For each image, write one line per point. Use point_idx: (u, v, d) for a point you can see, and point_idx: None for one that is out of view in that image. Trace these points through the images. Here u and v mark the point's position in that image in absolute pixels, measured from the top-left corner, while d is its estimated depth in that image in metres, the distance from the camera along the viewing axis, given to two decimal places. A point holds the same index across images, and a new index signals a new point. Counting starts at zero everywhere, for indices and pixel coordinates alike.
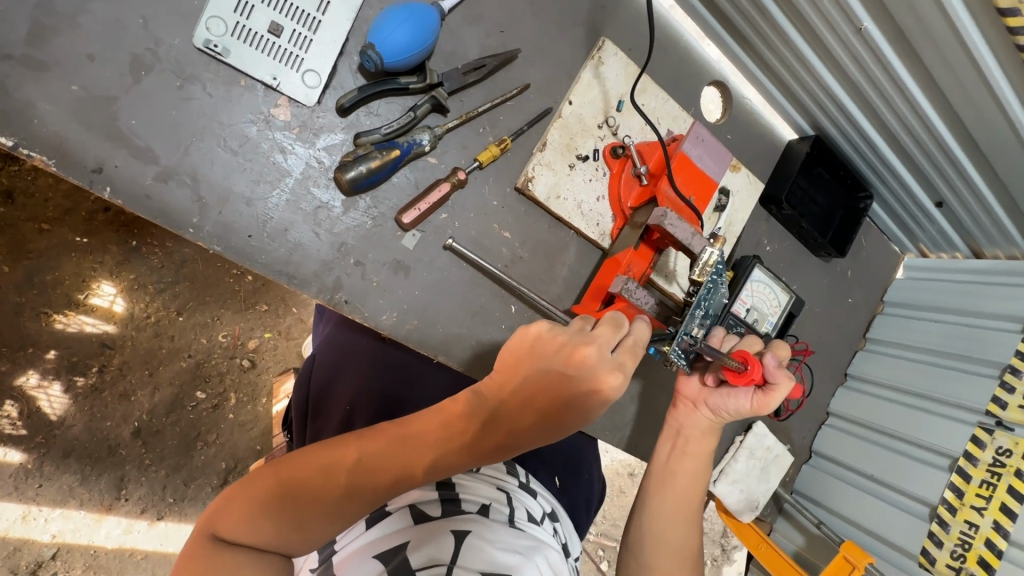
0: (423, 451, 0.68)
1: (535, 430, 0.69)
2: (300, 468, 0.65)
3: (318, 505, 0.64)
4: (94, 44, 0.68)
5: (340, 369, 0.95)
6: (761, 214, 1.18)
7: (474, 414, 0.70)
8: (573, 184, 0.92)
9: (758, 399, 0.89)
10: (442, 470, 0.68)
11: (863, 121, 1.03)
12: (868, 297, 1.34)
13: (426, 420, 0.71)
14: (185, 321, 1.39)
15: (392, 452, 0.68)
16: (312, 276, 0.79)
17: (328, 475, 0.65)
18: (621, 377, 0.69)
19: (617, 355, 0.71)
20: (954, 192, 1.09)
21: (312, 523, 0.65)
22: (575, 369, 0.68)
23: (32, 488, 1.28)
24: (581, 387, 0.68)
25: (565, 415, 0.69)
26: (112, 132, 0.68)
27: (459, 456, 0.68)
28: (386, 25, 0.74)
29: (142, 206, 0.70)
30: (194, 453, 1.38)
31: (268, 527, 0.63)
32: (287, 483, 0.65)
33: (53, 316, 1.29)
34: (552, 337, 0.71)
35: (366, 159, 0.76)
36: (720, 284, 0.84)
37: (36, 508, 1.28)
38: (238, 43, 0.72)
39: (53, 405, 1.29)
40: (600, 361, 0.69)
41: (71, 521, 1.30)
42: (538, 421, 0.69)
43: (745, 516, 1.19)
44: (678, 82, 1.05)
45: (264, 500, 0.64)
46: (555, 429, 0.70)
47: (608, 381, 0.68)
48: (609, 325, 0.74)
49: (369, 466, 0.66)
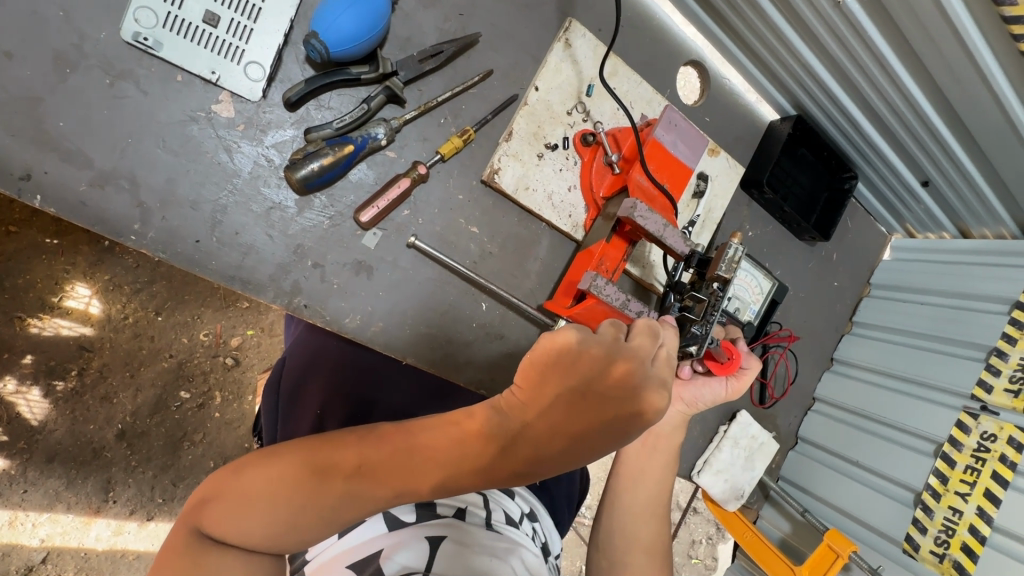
0: (433, 468, 0.57)
1: (562, 458, 0.57)
2: (294, 468, 0.56)
3: (308, 513, 0.55)
4: (13, 41, 0.63)
5: (308, 373, 0.91)
6: (743, 197, 1.14)
7: (495, 430, 0.57)
8: (542, 174, 0.88)
9: (732, 386, 0.93)
10: (452, 489, 0.58)
11: (846, 100, 0.99)
12: (855, 279, 1.32)
13: (438, 431, 0.59)
14: (165, 321, 1.35)
15: (397, 465, 0.57)
16: (268, 281, 0.76)
17: (323, 482, 0.56)
18: (668, 397, 0.59)
19: (656, 369, 0.61)
20: (941, 172, 1.06)
21: (303, 529, 0.56)
22: (615, 392, 0.57)
23: (17, 494, 1.26)
24: (622, 412, 0.56)
25: (597, 443, 0.56)
26: (38, 135, 0.64)
27: (472, 478, 0.57)
28: (331, 11, 0.69)
29: (78, 213, 0.66)
30: (181, 453, 1.36)
31: (258, 528, 0.55)
32: (277, 484, 0.55)
33: (27, 320, 1.25)
34: (590, 349, 0.58)
35: (318, 156, 0.72)
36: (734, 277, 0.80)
37: (23, 513, 1.26)
38: (172, 35, 0.67)
39: (33, 410, 1.26)
40: (642, 380, 0.58)
41: (59, 524, 1.28)
42: (569, 449, 0.56)
43: (731, 505, 1.18)
44: (652, 63, 1.00)
45: (253, 499, 0.55)
46: (585, 457, 0.57)
47: (653, 407, 0.57)
48: (647, 335, 0.63)
49: (370, 478, 0.56)
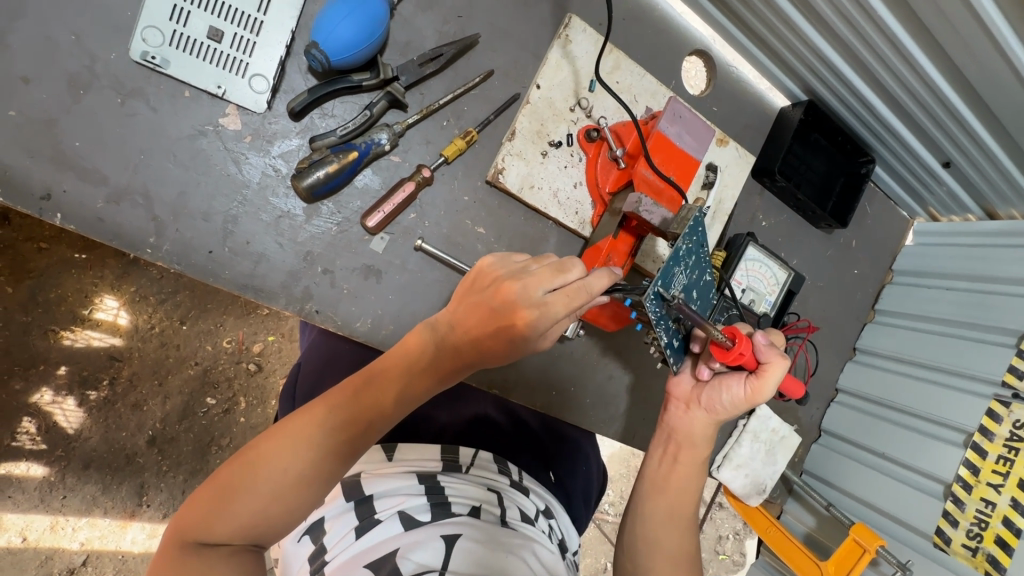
0: (393, 385, 0.66)
1: (493, 351, 0.68)
2: (267, 446, 0.60)
3: (292, 475, 0.60)
4: (27, 66, 0.65)
5: (323, 376, 0.93)
6: (754, 187, 1.12)
7: (433, 343, 0.68)
8: (547, 172, 0.88)
9: (751, 386, 0.79)
10: (411, 401, 0.68)
11: (860, 83, 0.96)
12: (874, 266, 1.29)
13: (389, 363, 0.68)
14: (189, 330, 1.39)
15: (362, 396, 0.65)
16: (280, 288, 0.77)
17: (300, 440, 0.61)
18: (552, 309, 0.64)
19: (551, 294, 0.64)
20: (962, 151, 1.02)
21: (289, 495, 0.60)
22: (500, 303, 0.65)
23: (57, 499, 1.31)
24: (517, 312, 0.64)
25: (515, 336, 0.66)
26: (56, 156, 0.66)
27: (425, 381, 0.68)
28: (330, 20, 0.70)
29: (96, 229, 0.68)
30: (210, 457, 1.41)
31: (247, 510, 0.58)
32: (254, 463, 0.59)
33: (60, 332, 1.30)
34: (493, 272, 0.69)
35: (323, 164, 0.73)
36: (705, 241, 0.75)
37: (63, 518, 1.32)
38: (178, 52, 0.69)
39: (69, 419, 1.31)
40: (524, 293, 0.64)
41: (98, 528, 1.34)
42: (490, 348, 0.68)
43: (752, 500, 1.16)
44: (656, 55, 0.98)
45: (236, 486, 0.58)
46: (504, 349, 0.68)
47: (526, 317, 0.64)
48: (550, 268, 0.65)
49: (341, 415, 0.63)
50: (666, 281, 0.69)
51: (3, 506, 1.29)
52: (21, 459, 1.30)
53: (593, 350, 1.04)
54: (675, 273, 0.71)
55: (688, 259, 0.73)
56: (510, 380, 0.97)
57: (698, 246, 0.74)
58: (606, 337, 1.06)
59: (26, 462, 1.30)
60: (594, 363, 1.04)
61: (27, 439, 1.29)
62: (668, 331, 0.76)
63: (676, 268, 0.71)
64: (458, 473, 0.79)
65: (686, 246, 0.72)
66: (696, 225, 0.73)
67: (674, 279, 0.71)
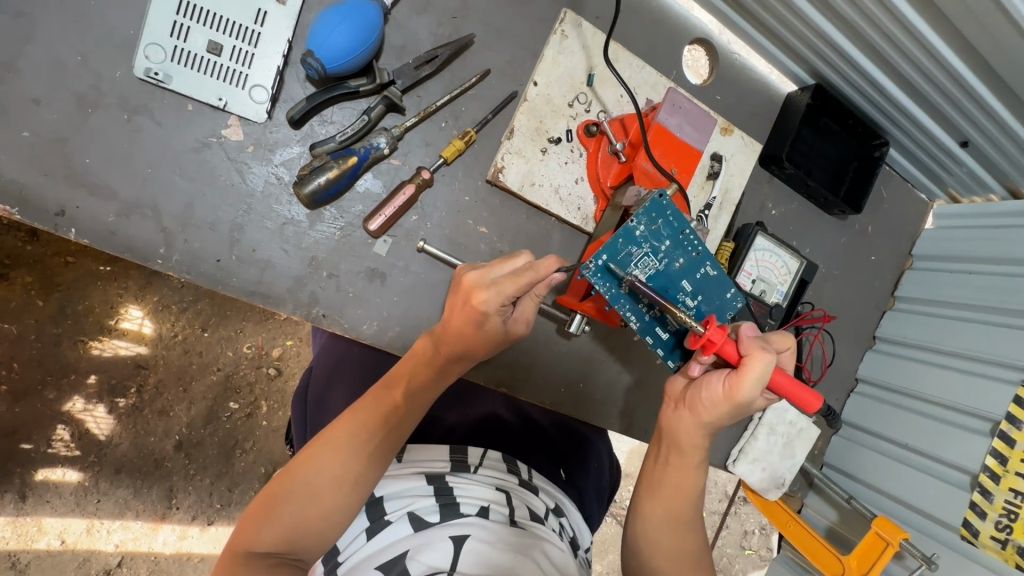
0: (402, 384, 0.73)
1: (479, 337, 0.72)
2: (299, 456, 0.68)
3: (322, 476, 0.66)
4: (38, 88, 0.68)
5: (334, 379, 0.95)
6: (763, 175, 1.10)
7: (432, 342, 0.75)
8: (548, 169, 0.88)
9: (729, 383, 0.68)
10: (420, 399, 0.74)
11: (868, 65, 0.93)
12: (892, 251, 1.26)
13: (398, 368, 0.75)
14: (211, 336, 1.43)
15: (375, 397, 0.72)
16: (287, 293, 0.79)
17: (326, 443, 0.68)
18: (498, 289, 0.68)
19: (498, 275, 0.70)
20: (980, 130, 0.99)
21: (323, 498, 0.65)
22: (463, 294, 0.71)
23: (92, 503, 1.37)
24: (475, 297, 0.69)
25: (487, 318, 0.70)
26: (68, 173, 0.69)
27: (431, 375, 0.74)
28: (324, 28, 0.71)
29: (108, 242, 0.71)
30: (234, 460, 1.45)
31: (287, 516, 0.64)
32: (288, 474, 0.66)
33: (89, 342, 1.35)
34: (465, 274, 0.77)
35: (323, 170, 0.74)
36: (675, 220, 0.70)
37: (98, 521, 1.37)
38: (179, 67, 0.71)
39: (100, 426, 1.36)
40: (478, 281, 0.70)
41: (131, 530, 1.39)
42: (478, 340, 0.73)
43: (771, 494, 1.14)
44: (656, 46, 0.97)
45: (276, 495, 0.65)
46: (483, 332, 0.72)
47: (480, 299, 0.69)
48: (498, 259, 0.72)
49: (357, 415, 0.70)
50: (617, 260, 0.69)
51: (42, 510, 1.34)
52: (57, 464, 1.35)
53: (601, 346, 1.03)
54: (633, 253, 0.69)
55: (652, 242, 0.69)
56: (518, 378, 0.97)
57: (667, 229, 0.69)
58: (614, 333, 1.05)
59: (61, 468, 1.35)
60: (603, 359, 1.04)
61: (62, 446, 1.35)
62: (638, 313, 0.71)
63: (633, 248, 0.69)
64: (464, 473, 0.79)
65: (646, 227, 0.69)
66: (662, 206, 0.69)
67: (632, 259, 0.69)
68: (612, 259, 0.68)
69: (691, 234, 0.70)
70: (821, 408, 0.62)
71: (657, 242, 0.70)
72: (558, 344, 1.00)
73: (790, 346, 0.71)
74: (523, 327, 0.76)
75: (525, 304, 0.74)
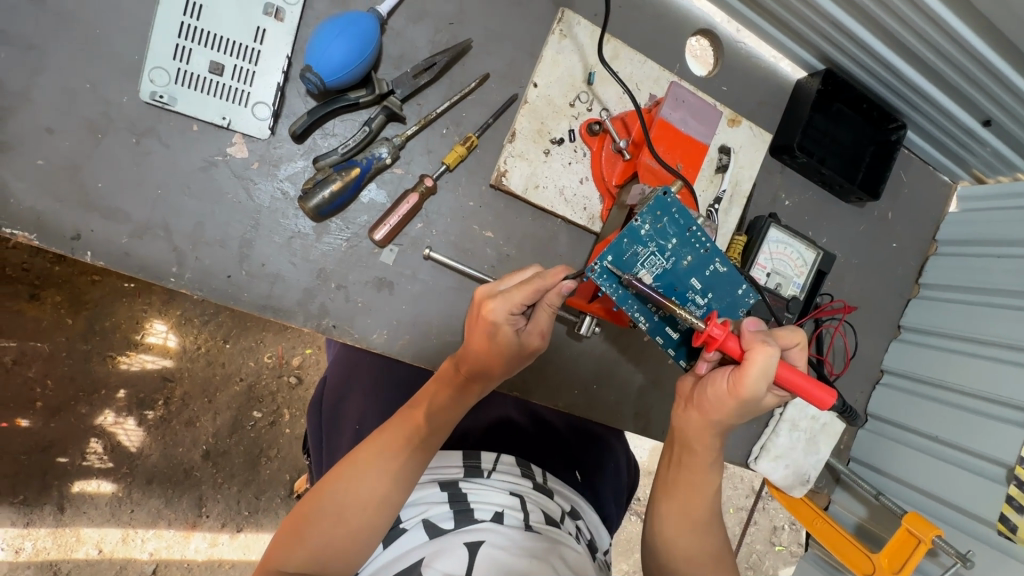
0: (426, 404, 0.71)
1: (495, 351, 0.69)
2: (327, 477, 0.68)
3: (346, 499, 0.65)
4: (50, 117, 0.70)
5: (348, 388, 0.96)
6: (774, 165, 1.07)
7: (456, 361, 0.73)
8: (551, 170, 0.87)
9: (734, 380, 0.66)
10: (444, 417, 0.70)
11: (879, 46, 0.90)
12: (915, 237, 1.21)
13: (425, 389, 0.73)
14: (232, 348, 1.46)
15: (399, 419, 0.70)
16: (297, 306, 0.80)
17: (350, 466, 0.67)
18: (505, 296, 0.68)
19: (507, 286, 0.70)
20: (1003, 108, 0.95)
21: (347, 521, 0.64)
22: (476, 308, 0.71)
23: (126, 513, 1.41)
24: (485, 309, 0.68)
25: (498, 330, 0.69)
26: (82, 198, 0.71)
27: (455, 395, 0.71)
28: (322, 42, 0.71)
29: (123, 263, 0.73)
30: (260, 468, 1.48)
31: (314, 538, 0.63)
32: (315, 495, 0.66)
33: (117, 357, 1.38)
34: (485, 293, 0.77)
35: (327, 183, 0.75)
36: (682, 218, 0.68)
37: (133, 530, 1.41)
38: (183, 89, 0.72)
39: (131, 438, 1.41)
40: (489, 292, 0.70)
41: (164, 539, 1.43)
42: (499, 356, 0.70)
43: (796, 491, 1.12)
44: (657, 40, 0.95)
45: (302, 516, 0.65)
46: (497, 346, 0.69)
47: (489, 309, 0.68)
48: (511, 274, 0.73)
49: (381, 437, 0.68)
50: (622, 260, 0.68)
51: (79, 521, 1.39)
52: (91, 476, 1.39)
53: (614, 346, 1.02)
54: (638, 253, 0.68)
55: (658, 241, 0.68)
56: (530, 382, 0.97)
57: (673, 227, 0.67)
58: (627, 332, 1.04)
59: (96, 480, 1.40)
60: (616, 359, 1.02)
61: (96, 458, 1.39)
62: (647, 313, 0.70)
63: (638, 248, 0.68)
64: (478, 479, 0.79)
65: (652, 226, 0.67)
66: (666, 203, 0.67)
67: (637, 259, 0.68)
68: (617, 260, 0.67)
69: (699, 230, 0.68)
70: (835, 403, 0.58)
71: (663, 241, 0.68)
72: (570, 345, 0.99)
73: (800, 341, 0.68)
74: (539, 340, 0.71)
75: (540, 316, 0.71)
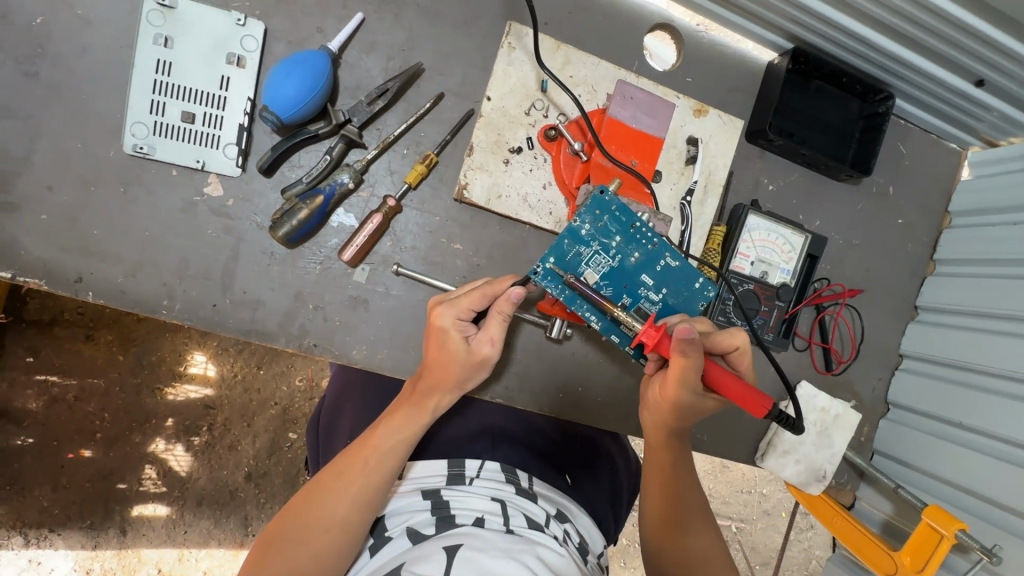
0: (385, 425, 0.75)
1: (446, 364, 0.75)
2: (295, 502, 0.72)
3: (309, 520, 0.68)
4: (50, 175, 0.79)
5: (342, 403, 1.01)
6: (752, 151, 1.04)
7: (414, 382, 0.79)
8: (513, 179, 0.89)
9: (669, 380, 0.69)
10: (401, 436, 0.73)
11: (842, 18, 0.87)
12: (926, 211, 1.14)
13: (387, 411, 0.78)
14: (266, 373, 1.54)
15: (361, 440, 0.74)
16: (279, 328, 0.85)
17: (316, 489, 0.71)
18: (450, 304, 0.76)
19: (456, 296, 0.78)
20: (993, 66, 0.88)
21: (311, 542, 0.67)
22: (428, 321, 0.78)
23: (181, 534, 1.52)
24: (435, 321, 0.76)
25: (446, 340, 0.75)
26: (80, 245, 0.79)
27: (412, 414, 0.75)
28: (276, 81, 0.77)
29: (121, 300, 0.81)
30: (298, 487, 1.55)
31: (278, 562, 0.66)
32: (284, 519, 0.70)
33: (164, 389, 1.50)
34: None
35: (294, 212, 0.80)
36: (620, 216, 0.70)
37: (187, 549, 1.51)
38: (161, 138, 0.80)
39: (180, 463, 1.52)
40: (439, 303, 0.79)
41: (215, 558, 1.52)
42: (450, 369, 0.75)
43: (812, 489, 1.06)
44: (613, 40, 0.96)
45: (271, 540, 0.69)
46: (446, 359, 0.76)
47: (438, 318, 0.76)
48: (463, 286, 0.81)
49: (344, 459, 0.73)
50: (565, 261, 0.70)
51: (140, 543, 1.50)
52: (148, 500, 1.51)
53: (597, 347, 1.02)
54: (581, 253, 0.70)
55: (601, 239, 0.70)
56: (512, 389, 0.98)
57: (615, 224, 0.69)
58: None
59: (152, 503, 1.51)
60: (600, 360, 1.02)
61: (151, 483, 1.51)
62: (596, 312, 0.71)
63: (580, 248, 0.69)
64: (461, 487, 0.80)
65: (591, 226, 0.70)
66: (604, 202, 0.69)
67: (581, 259, 0.70)
68: (560, 261, 0.69)
69: (642, 226, 0.70)
70: (771, 411, 0.59)
71: (606, 239, 0.70)
72: (551, 349, 1.00)
73: (742, 345, 0.70)
74: (490, 347, 0.76)
75: (491, 324, 0.76)
